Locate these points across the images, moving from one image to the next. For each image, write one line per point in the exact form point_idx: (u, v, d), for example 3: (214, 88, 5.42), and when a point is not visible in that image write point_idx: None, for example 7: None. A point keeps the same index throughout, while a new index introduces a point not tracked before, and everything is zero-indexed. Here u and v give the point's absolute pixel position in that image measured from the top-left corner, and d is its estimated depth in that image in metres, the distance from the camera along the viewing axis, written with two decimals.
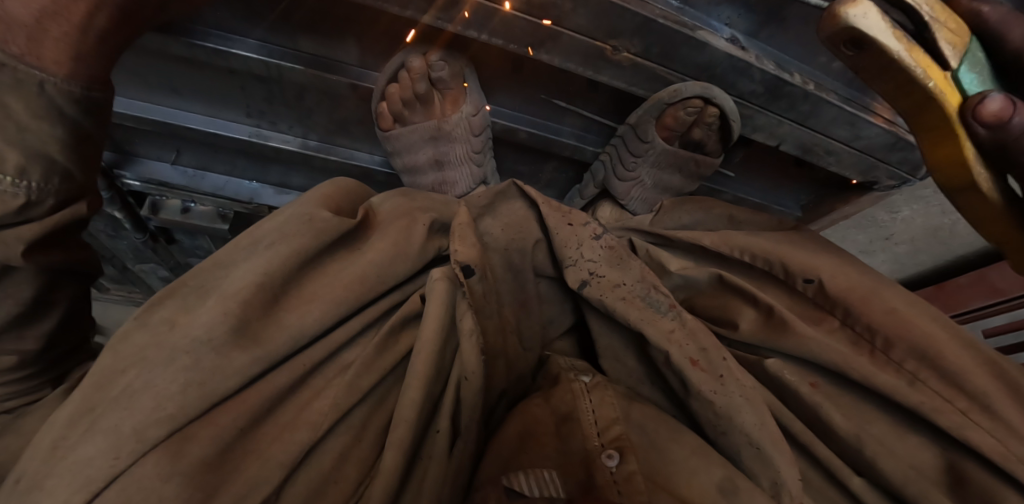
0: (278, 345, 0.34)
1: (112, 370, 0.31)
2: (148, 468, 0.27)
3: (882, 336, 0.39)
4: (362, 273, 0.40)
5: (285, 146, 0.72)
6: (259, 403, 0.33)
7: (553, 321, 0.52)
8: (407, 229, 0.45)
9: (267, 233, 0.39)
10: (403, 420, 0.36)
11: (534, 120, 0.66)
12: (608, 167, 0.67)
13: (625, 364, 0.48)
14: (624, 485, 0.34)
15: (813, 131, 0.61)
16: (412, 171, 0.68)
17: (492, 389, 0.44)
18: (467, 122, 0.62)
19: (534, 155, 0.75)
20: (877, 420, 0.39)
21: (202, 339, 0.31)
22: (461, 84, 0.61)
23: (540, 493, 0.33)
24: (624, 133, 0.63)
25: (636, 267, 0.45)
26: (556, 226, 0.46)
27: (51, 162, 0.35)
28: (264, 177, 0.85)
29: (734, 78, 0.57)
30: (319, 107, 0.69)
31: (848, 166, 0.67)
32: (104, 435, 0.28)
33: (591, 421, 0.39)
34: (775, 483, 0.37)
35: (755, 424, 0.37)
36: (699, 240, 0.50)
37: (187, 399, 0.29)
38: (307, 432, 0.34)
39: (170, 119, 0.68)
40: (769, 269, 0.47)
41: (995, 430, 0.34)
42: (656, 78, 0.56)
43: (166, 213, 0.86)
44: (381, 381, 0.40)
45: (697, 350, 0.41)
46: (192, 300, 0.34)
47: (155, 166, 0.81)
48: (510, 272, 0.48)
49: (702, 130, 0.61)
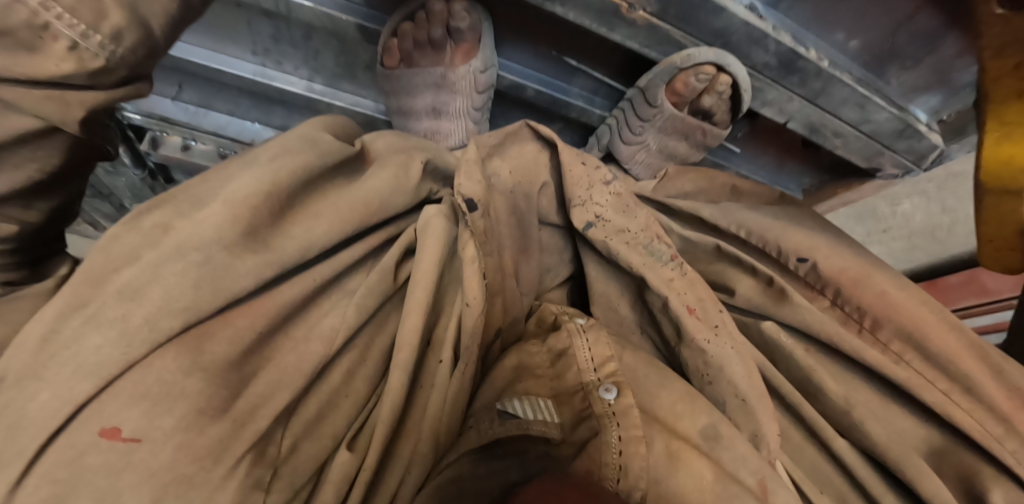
0: (287, 252, 0.35)
1: (103, 269, 0.30)
2: (169, 360, 0.28)
3: (870, 316, 0.42)
4: (366, 198, 0.41)
5: (290, 88, 0.73)
6: (272, 312, 0.34)
7: (551, 270, 0.56)
8: (406, 164, 0.46)
9: (262, 153, 0.38)
10: (406, 343, 0.39)
11: (544, 79, 0.65)
12: (614, 130, 0.65)
13: (619, 312, 0.51)
14: (620, 417, 0.38)
15: (822, 110, 0.59)
16: (406, 113, 0.67)
17: (492, 326, 0.45)
18: (472, 77, 0.61)
19: (540, 115, 0.73)
20: (865, 390, 0.42)
21: (212, 238, 0.31)
22: (477, 38, 0.59)
23: (535, 416, 0.38)
24: (634, 96, 0.60)
25: (641, 217, 0.48)
26: (570, 166, 0.47)
27: None
28: (267, 118, 0.84)
29: (747, 49, 0.54)
30: (326, 49, 0.67)
31: (853, 151, 0.65)
32: (111, 325, 0.28)
33: (587, 358, 0.43)
34: (754, 434, 0.41)
35: (743, 377, 0.41)
36: (699, 210, 0.51)
37: (201, 293, 0.30)
38: (321, 346, 0.37)
39: (173, 51, 0.67)
40: (764, 247, 0.47)
41: (974, 409, 0.38)
42: (669, 40, 0.53)
43: (166, 150, 0.86)
44: (384, 302, 0.44)
45: (694, 300, 0.44)
46: (187, 207, 0.33)
47: (156, 101, 0.81)
48: (518, 218, 0.49)
49: (712, 98, 0.57)
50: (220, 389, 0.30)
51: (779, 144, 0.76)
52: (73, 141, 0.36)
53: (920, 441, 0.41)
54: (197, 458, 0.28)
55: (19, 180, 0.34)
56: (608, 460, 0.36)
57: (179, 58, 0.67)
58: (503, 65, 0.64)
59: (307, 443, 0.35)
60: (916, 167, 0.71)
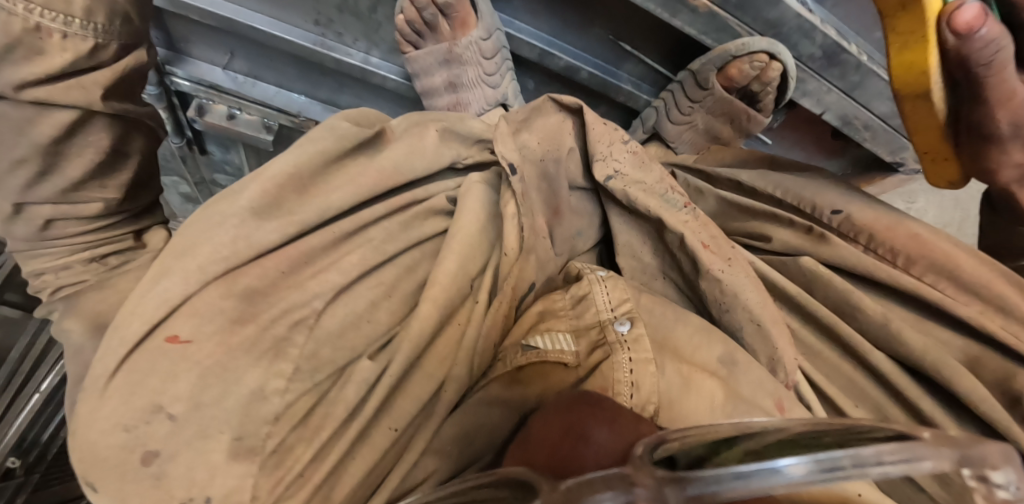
0: (307, 217, 0.47)
1: (187, 243, 0.43)
2: (211, 296, 0.41)
3: (903, 255, 0.54)
4: (392, 168, 0.54)
5: (348, 59, 0.74)
6: (300, 252, 0.47)
7: (581, 233, 0.65)
8: (421, 138, 0.57)
9: (302, 140, 0.51)
10: (439, 282, 0.50)
11: (597, 62, 0.68)
12: (660, 112, 0.71)
13: (642, 259, 0.63)
14: (632, 344, 0.47)
15: (857, 104, 0.70)
16: (428, 93, 0.71)
17: (525, 278, 0.55)
18: (477, 46, 0.65)
19: (587, 99, 0.77)
20: (905, 312, 0.55)
21: (245, 206, 0.44)
22: (471, 8, 0.63)
23: (552, 346, 0.49)
24: (684, 79, 0.67)
25: (655, 171, 0.60)
26: (593, 125, 0.60)
27: (114, 9, 0.49)
28: (312, 91, 0.86)
29: (797, 39, 0.62)
30: (386, 23, 0.72)
31: (879, 143, 0.77)
32: (192, 264, 0.42)
33: (605, 301, 0.52)
34: (770, 358, 0.52)
35: (756, 304, 0.52)
36: (740, 176, 0.64)
37: (237, 247, 0.43)
38: (337, 276, 0.48)
39: (236, 16, 0.70)
40: (801, 204, 0.59)
41: (1008, 325, 0.50)
42: (726, 28, 0.60)
43: (211, 117, 0.86)
44: (408, 249, 0.55)
45: (708, 238, 0.56)
46: (239, 186, 0.46)
47: (206, 68, 0.83)
48: (546, 179, 0.58)
49: (761, 84, 0.64)
50: (246, 306, 0.43)
51: (811, 136, 0.85)
52: (122, 124, 0.53)
53: (961, 353, 0.53)
54: (229, 350, 0.41)
55: (86, 159, 0.51)
56: (620, 378, 0.44)
57: (242, 23, 0.70)
58: (561, 47, 0.66)
59: (327, 350, 0.46)
60: None
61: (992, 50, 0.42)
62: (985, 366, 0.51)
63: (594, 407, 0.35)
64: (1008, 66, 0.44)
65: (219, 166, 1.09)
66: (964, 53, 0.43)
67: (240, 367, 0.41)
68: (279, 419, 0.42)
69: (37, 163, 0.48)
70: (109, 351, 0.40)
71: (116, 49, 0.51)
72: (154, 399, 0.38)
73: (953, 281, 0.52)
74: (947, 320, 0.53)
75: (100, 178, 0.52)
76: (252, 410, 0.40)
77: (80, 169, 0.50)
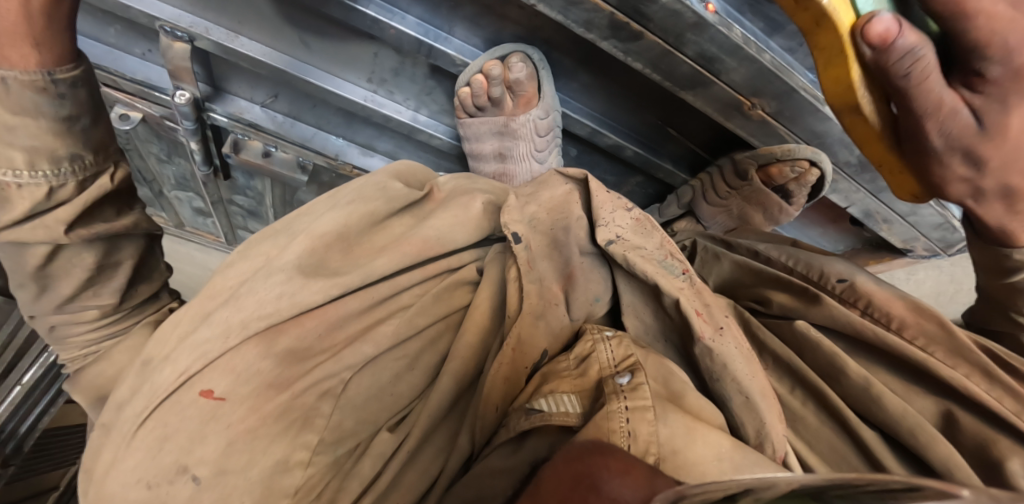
0: (350, 276, 0.46)
1: (222, 289, 0.44)
2: (249, 350, 0.42)
3: (897, 320, 0.50)
4: (427, 238, 0.52)
5: (398, 116, 0.76)
6: (330, 318, 0.46)
7: (598, 299, 0.60)
8: (468, 206, 0.55)
9: (348, 193, 0.51)
10: (458, 356, 0.52)
11: (641, 142, 0.74)
12: (698, 192, 0.80)
13: (644, 320, 0.58)
14: (629, 396, 0.42)
15: (880, 203, 0.80)
16: (477, 157, 0.77)
17: (537, 345, 0.53)
18: (534, 123, 0.69)
19: (625, 169, 0.82)
20: None
21: (292, 262, 0.44)
22: (536, 89, 0.66)
23: (557, 408, 0.45)
24: (726, 166, 0.77)
25: (656, 237, 0.56)
26: (597, 191, 0.57)
27: (53, 152, 0.42)
28: (351, 135, 0.87)
29: (838, 150, 0.71)
30: (439, 86, 0.77)
31: (896, 232, 0.88)
32: (217, 324, 0.42)
33: (609, 358, 0.48)
34: (760, 433, 0.45)
35: (748, 376, 0.47)
36: (755, 247, 0.66)
37: (282, 304, 0.42)
38: (370, 346, 0.48)
39: (290, 68, 0.70)
40: (808, 272, 0.58)
41: None
42: (774, 135, 0.67)
43: (247, 154, 0.86)
44: (433, 323, 0.54)
45: (702, 305, 0.51)
46: (283, 240, 0.47)
47: (245, 106, 0.81)
48: (555, 247, 0.56)
49: (796, 185, 0.75)
50: (283, 369, 0.43)
51: (829, 214, 0.98)
52: (109, 239, 0.48)
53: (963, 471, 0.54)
54: (261, 418, 0.41)
55: (78, 278, 0.47)
56: (615, 427, 0.39)
57: (296, 76, 0.71)
58: (616, 130, 0.71)
59: (351, 421, 0.47)
60: (942, 251, 0.98)
61: (909, 59, 0.38)
62: (963, 430, 0.46)
63: (606, 456, 0.25)
64: (935, 73, 0.39)
65: (241, 190, 1.07)
66: (882, 64, 0.39)
67: (263, 442, 0.41)
68: (298, 493, 0.43)
69: (35, 285, 0.47)
70: (139, 397, 0.42)
71: (78, 188, 0.44)
72: (179, 459, 0.39)
73: (943, 345, 0.48)
74: (929, 384, 0.49)
75: (92, 287, 0.48)
76: (275, 482, 0.42)
77: (71, 286, 0.47)
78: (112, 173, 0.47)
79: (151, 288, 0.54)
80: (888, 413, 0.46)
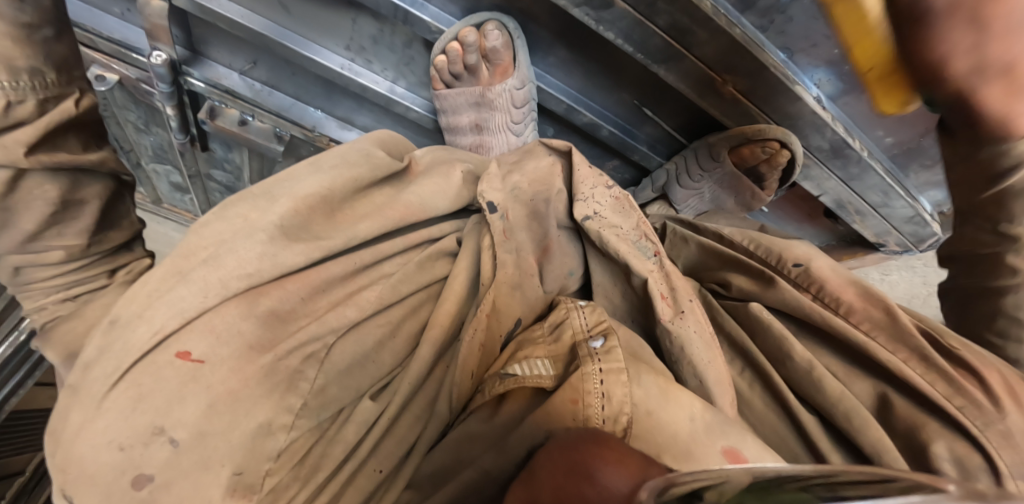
0: (334, 241, 0.43)
1: (197, 245, 0.38)
2: (231, 309, 0.37)
3: (845, 305, 0.49)
4: (408, 204, 0.49)
5: (375, 87, 0.76)
6: (314, 280, 0.42)
7: (572, 273, 0.56)
8: (446, 175, 0.53)
9: (329, 157, 0.47)
10: (438, 324, 0.47)
11: (616, 121, 0.76)
12: (672, 175, 0.82)
13: (614, 302, 0.54)
14: (603, 358, 0.38)
15: (852, 191, 0.84)
16: (453, 130, 0.77)
17: (511, 315, 0.48)
18: (509, 94, 0.70)
19: (601, 151, 0.84)
20: None
21: (274, 223, 0.40)
22: (512, 60, 0.66)
23: (530, 372, 0.40)
24: (698, 148, 0.79)
25: (635, 218, 0.52)
26: (579, 164, 0.54)
27: (12, 64, 0.40)
28: (329, 108, 0.87)
29: (809, 132, 0.75)
30: (420, 57, 0.78)
31: (868, 224, 0.92)
32: (194, 282, 0.36)
33: (582, 324, 0.44)
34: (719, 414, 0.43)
35: (713, 362, 0.43)
36: (719, 230, 0.63)
37: (261, 263, 0.38)
38: (354, 311, 0.44)
39: (267, 31, 0.69)
40: (767, 259, 0.56)
41: None
42: (747, 115, 0.71)
43: (222, 121, 0.85)
44: (416, 292, 0.50)
45: (667, 289, 0.48)
46: (261, 202, 0.41)
47: (223, 72, 0.80)
48: (534, 218, 0.52)
49: (770, 167, 0.78)
50: (266, 331, 0.39)
51: (804, 208, 1.01)
52: (71, 173, 0.45)
53: None
54: (244, 380, 0.37)
55: (38, 217, 0.44)
56: (589, 389, 0.36)
57: (273, 39, 0.70)
58: (593, 108, 0.73)
59: (335, 386, 0.42)
60: (914, 247, 1.00)
61: None
62: (897, 415, 0.44)
63: (602, 446, 0.25)
64: None
65: (219, 163, 1.05)
66: None
67: (245, 405, 0.36)
68: (280, 456, 0.38)
69: None
70: (110, 356, 0.35)
71: (38, 106, 0.42)
72: (154, 420, 0.34)
73: (886, 331, 0.47)
74: (866, 366, 0.47)
75: (57, 225, 0.45)
76: (257, 445, 0.37)
77: (34, 221, 0.44)
78: (77, 99, 0.45)
79: (123, 236, 0.51)
80: (824, 397, 0.45)
